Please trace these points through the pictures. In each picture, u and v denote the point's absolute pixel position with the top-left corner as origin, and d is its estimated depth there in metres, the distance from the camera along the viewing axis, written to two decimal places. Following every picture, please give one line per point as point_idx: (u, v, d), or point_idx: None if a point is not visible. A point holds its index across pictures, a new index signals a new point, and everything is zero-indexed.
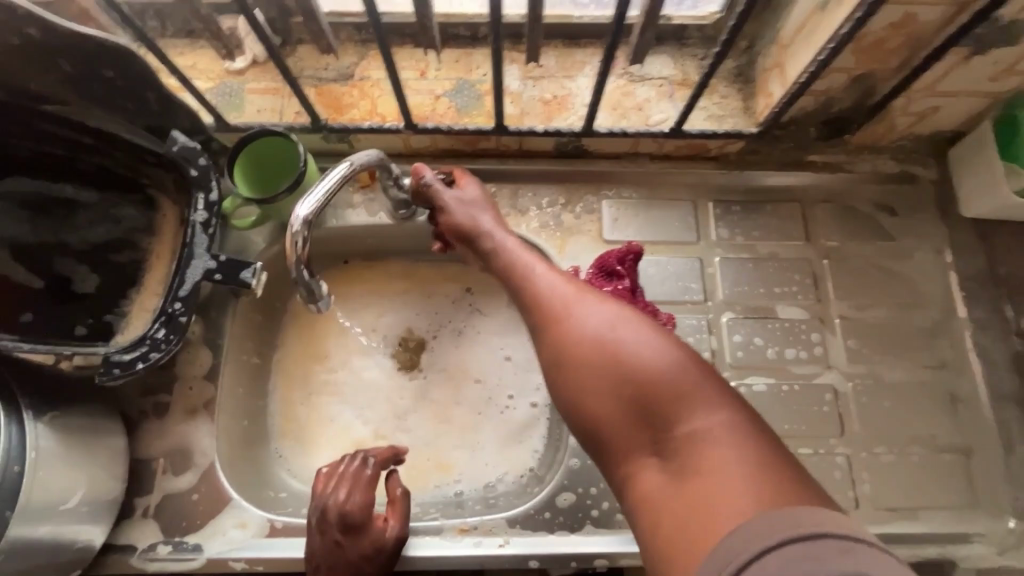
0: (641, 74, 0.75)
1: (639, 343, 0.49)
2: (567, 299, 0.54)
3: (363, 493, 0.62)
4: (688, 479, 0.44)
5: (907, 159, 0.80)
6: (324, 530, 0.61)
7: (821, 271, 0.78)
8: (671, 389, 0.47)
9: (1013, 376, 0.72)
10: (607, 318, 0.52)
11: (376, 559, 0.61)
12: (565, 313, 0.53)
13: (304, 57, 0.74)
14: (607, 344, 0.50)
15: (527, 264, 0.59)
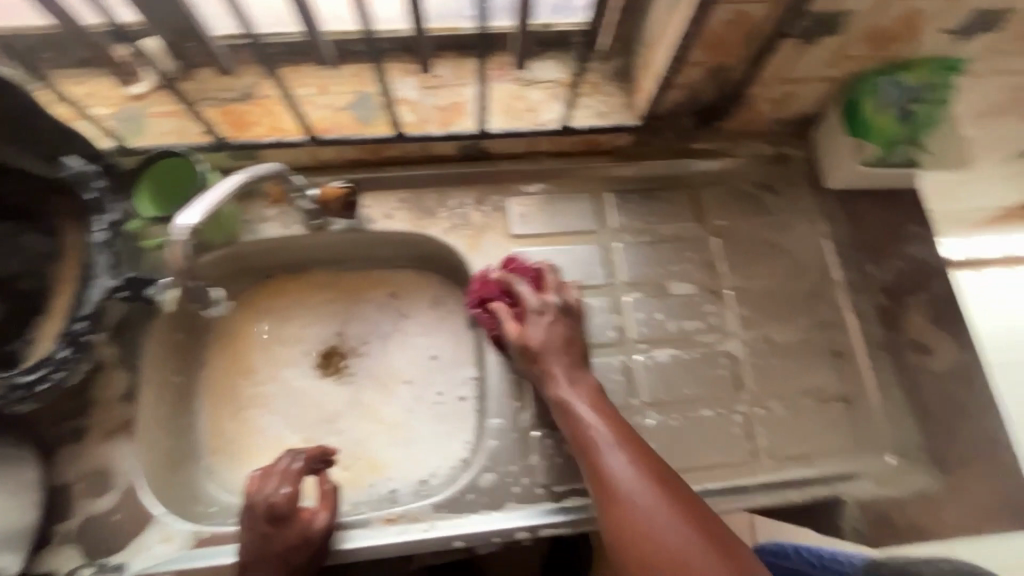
0: (531, 77, 0.81)
1: (678, 521, 0.55)
2: (621, 475, 0.59)
3: (290, 488, 0.65)
4: None
5: (779, 142, 0.88)
6: (251, 525, 0.63)
7: (711, 247, 0.85)
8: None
9: (883, 326, 0.78)
10: (656, 505, 0.56)
11: (304, 548, 0.63)
12: (612, 477, 0.60)
13: (205, 79, 0.76)
14: (650, 520, 0.56)
15: (576, 406, 0.66)
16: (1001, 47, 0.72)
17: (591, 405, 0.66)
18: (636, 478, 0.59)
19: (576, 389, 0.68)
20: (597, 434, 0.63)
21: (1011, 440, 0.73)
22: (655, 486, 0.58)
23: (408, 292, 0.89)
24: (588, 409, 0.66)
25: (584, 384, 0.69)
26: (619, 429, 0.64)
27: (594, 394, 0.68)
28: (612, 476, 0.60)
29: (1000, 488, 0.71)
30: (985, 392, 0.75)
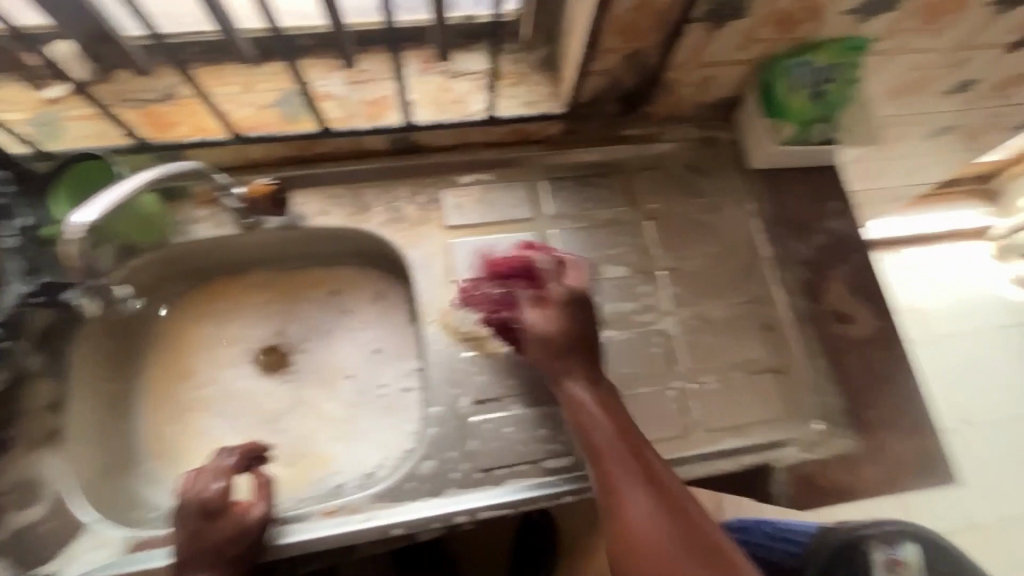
0: (458, 70, 0.82)
1: (683, 540, 0.55)
2: (628, 495, 0.59)
3: (224, 482, 0.65)
4: None
5: (704, 127, 0.91)
6: (185, 524, 0.63)
7: (644, 229, 0.87)
8: None
9: (806, 298, 0.81)
10: (651, 521, 0.56)
11: (240, 540, 0.64)
12: (624, 491, 0.59)
13: (125, 82, 0.76)
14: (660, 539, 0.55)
15: (593, 412, 0.65)
16: (899, 25, 0.75)
17: (606, 411, 0.65)
18: (647, 493, 0.58)
19: (590, 396, 0.66)
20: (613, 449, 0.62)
21: (927, 401, 0.77)
22: (666, 504, 0.58)
23: (349, 288, 0.89)
24: (603, 421, 0.64)
25: (585, 383, 0.67)
26: (635, 443, 0.62)
27: (611, 402, 0.66)
28: (625, 491, 0.59)
29: (918, 447, 0.75)
30: (903, 357, 0.78)
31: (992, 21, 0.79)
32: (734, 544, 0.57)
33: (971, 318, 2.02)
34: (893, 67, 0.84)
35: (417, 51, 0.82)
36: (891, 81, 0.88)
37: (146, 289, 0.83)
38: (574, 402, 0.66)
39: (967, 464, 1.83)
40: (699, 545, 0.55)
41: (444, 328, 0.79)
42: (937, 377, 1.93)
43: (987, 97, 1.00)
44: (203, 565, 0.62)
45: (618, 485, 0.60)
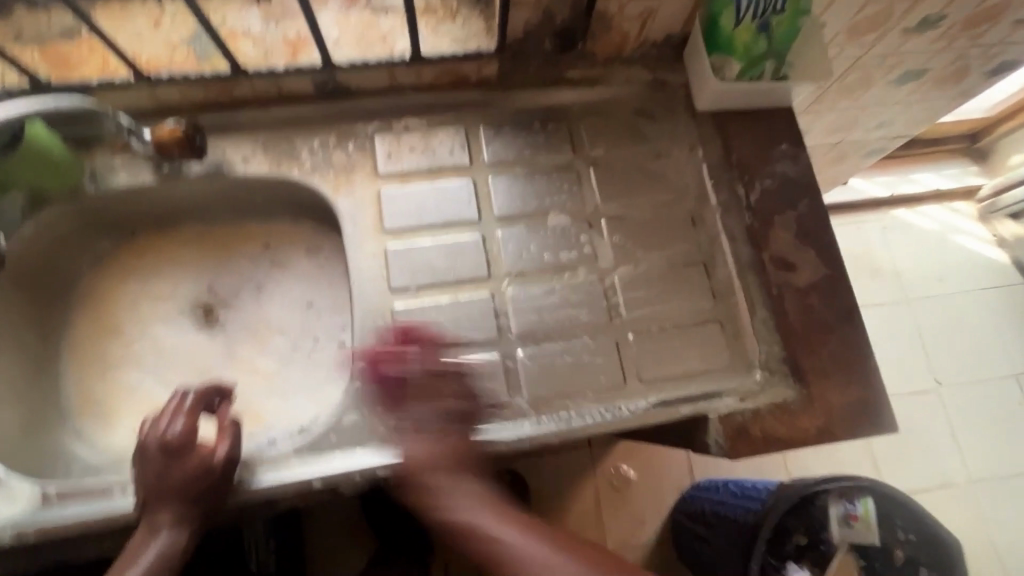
0: (383, 6, 0.79)
1: (570, 571, 0.58)
2: (447, 499, 0.64)
3: (185, 422, 0.64)
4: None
5: (657, 67, 0.85)
6: (147, 462, 0.62)
7: (586, 177, 0.83)
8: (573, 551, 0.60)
9: (751, 247, 0.78)
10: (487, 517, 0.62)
11: (203, 480, 0.62)
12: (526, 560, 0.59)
13: (24, 19, 0.72)
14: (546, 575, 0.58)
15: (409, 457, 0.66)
16: None
17: (486, 504, 0.64)
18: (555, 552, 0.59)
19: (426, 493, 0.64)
20: (510, 532, 0.61)
21: (870, 349, 0.74)
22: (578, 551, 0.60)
23: (282, 243, 0.86)
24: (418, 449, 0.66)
25: (468, 491, 0.64)
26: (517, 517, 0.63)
27: (474, 485, 0.65)
28: (527, 558, 0.59)
29: (856, 396, 0.73)
30: (848, 304, 0.75)
31: None
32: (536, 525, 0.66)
33: (951, 281, 1.99)
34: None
35: None
36: (847, 16, 0.83)
37: (67, 243, 0.80)
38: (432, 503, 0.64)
39: (942, 425, 1.82)
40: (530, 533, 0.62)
41: (373, 280, 0.76)
42: (916, 340, 1.92)
43: (957, 36, 0.95)
44: (168, 502, 0.61)
45: (514, 552, 0.60)
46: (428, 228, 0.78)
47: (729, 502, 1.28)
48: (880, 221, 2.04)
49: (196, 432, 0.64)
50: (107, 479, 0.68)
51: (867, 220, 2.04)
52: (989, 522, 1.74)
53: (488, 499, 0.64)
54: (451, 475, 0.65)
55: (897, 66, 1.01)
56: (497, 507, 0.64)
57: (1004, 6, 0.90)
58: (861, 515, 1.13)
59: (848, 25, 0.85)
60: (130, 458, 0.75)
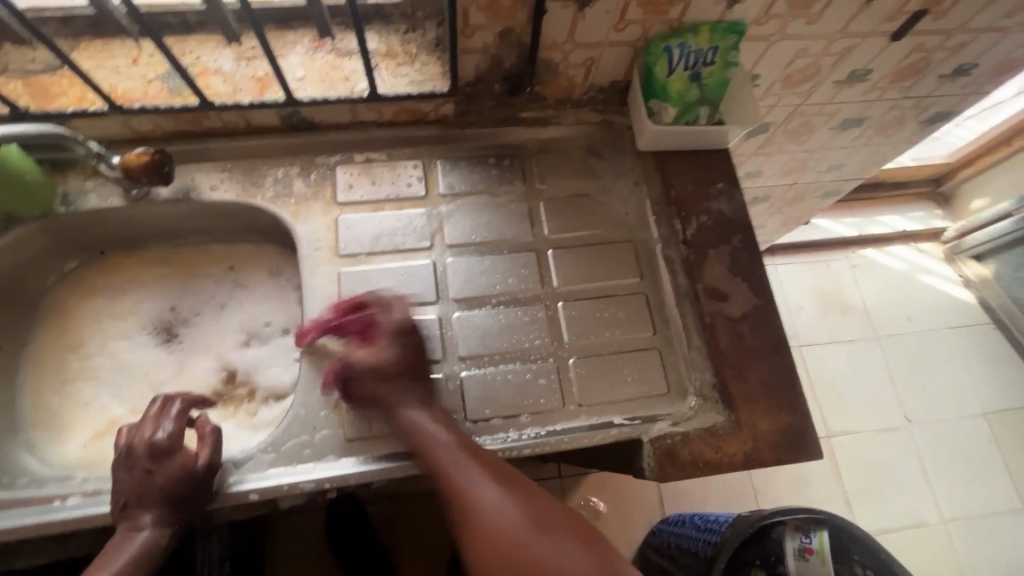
0: (348, 49, 0.84)
1: (520, 509, 0.63)
2: (435, 437, 0.68)
3: (171, 425, 0.65)
4: (524, 554, 0.60)
5: (605, 109, 0.91)
6: (131, 465, 0.63)
7: (535, 208, 0.87)
8: (490, 496, 0.64)
9: (687, 278, 0.82)
10: (461, 452, 0.67)
11: (186, 483, 0.64)
12: (503, 518, 0.62)
13: (9, 53, 0.78)
14: (517, 539, 0.60)
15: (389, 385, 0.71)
16: (770, 9, 0.77)
17: (470, 461, 0.66)
18: (519, 508, 0.63)
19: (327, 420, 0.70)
20: (467, 477, 0.65)
21: (796, 379, 0.77)
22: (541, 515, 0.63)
23: (246, 265, 0.90)
24: (404, 377, 0.72)
25: (436, 410, 0.71)
26: (496, 471, 0.66)
27: (449, 421, 0.71)
28: (460, 472, 0.65)
29: (782, 423, 0.75)
30: (775, 335, 0.79)
31: (864, 8, 0.81)
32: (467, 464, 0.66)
33: (920, 319, 2.04)
34: (775, 53, 0.86)
35: (310, 31, 0.85)
36: (778, 68, 0.90)
37: (35, 259, 0.84)
38: (407, 430, 0.69)
39: (912, 462, 1.83)
40: (490, 474, 0.66)
41: (326, 301, 0.79)
42: (885, 376, 1.94)
43: (887, 88, 1.02)
44: (152, 504, 0.62)
45: (467, 477, 0.65)
46: (381, 255, 0.82)
47: (692, 535, 1.26)
48: (848, 260, 2.10)
49: (181, 437, 0.66)
50: (48, 491, 0.69)
51: (836, 258, 2.10)
52: (962, 562, 1.72)
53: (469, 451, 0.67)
54: (440, 426, 0.69)
55: (837, 114, 1.08)
56: (475, 459, 0.67)
57: (927, 63, 0.97)
58: (816, 549, 1.13)
59: (781, 76, 0.92)
60: (78, 471, 0.77)
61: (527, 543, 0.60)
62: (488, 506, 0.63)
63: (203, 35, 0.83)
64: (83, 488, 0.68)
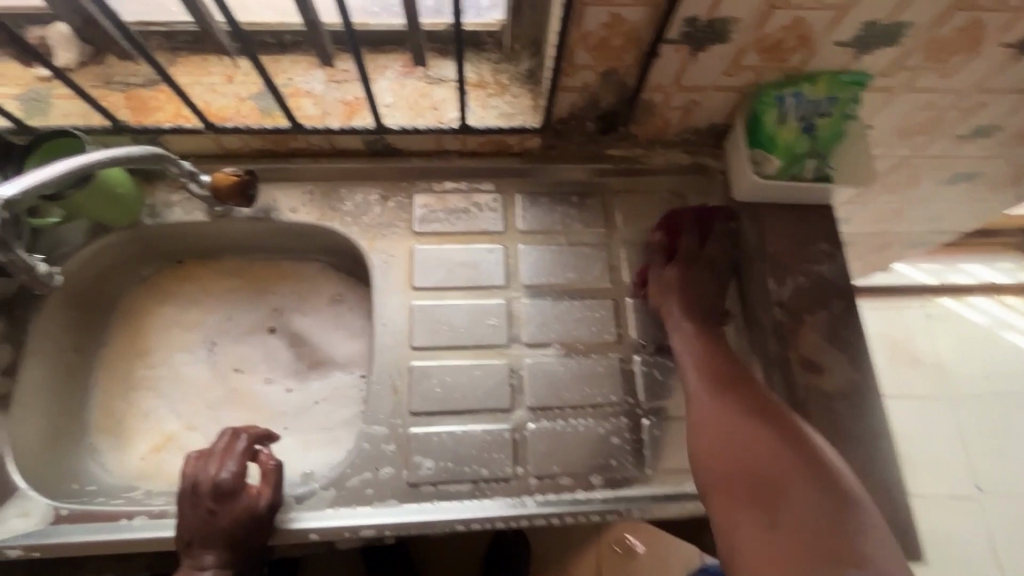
0: (438, 76, 0.82)
1: (734, 405, 0.65)
2: (704, 330, 0.74)
3: (235, 465, 0.64)
4: (721, 435, 0.63)
5: (697, 152, 0.86)
6: (196, 503, 0.62)
7: (615, 254, 0.82)
8: (711, 386, 0.68)
9: (778, 344, 0.76)
10: (695, 347, 0.72)
11: (248, 524, 0.63)
12: (710, 410, 0.66)
13: (113, 66, 0.80)
14: (726, 423, 0.63)
15: (651, 291, 0.78)
16: (902, 61, 0.70)
17: (713, 377, 0.69)
18: (752, 417, 0.63)
19: (694, 333, 0.73)
20: (744, 423, 0.63)
21: (895, 468, 0.71)
22: (808, 461, 0.58)
23: (315, 284, 0.90)
24: (661, 278, 0.78)
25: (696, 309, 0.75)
26: (812, 448, 0.59)
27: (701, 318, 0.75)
28: (684, 356, 0.72)
29: (879, 518, 0.69)
30: (875, 417, 0.72)
31: (1009, 64, 0.73)
32: (702, 353, 0.71)
33: (1000, 380, 1.87)
34: (896, 106, 0.79)
35: (402, 55, 0.84)
36: (894, 121, 0.82)
37: (116, 267, 0.85)
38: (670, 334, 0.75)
39: (981, 537, 1.69)
40: (725, 371, 0.69)
41: (395, 335, 0.77)
42: (957, 439, 1.80)
43: (1010, 145, 0.93)
44: (213, 544, 0.62)
45: (689, 362, 0.72)
46: (453, 290, 0.80)
47: None
48: (923, 308, 1.96)
49: (245, 475, 0.64)
50: (114, 505, 0.69)
51: (911, 305, 1.96)
52: None
53: (773, 420, 0.62)
54: (693, 329, 0.74)
55: (948, 168, 0.99)
56: (713, 371, 0.69)
57: None
58: None
59: (897, 128, 0.84)
60: (142, 482, 0.78)
61: (736, 429, 0.62)
62: (701, 398, 0.68)
63: (296, 55, 0.82)
64: (149, 507, 0.68)
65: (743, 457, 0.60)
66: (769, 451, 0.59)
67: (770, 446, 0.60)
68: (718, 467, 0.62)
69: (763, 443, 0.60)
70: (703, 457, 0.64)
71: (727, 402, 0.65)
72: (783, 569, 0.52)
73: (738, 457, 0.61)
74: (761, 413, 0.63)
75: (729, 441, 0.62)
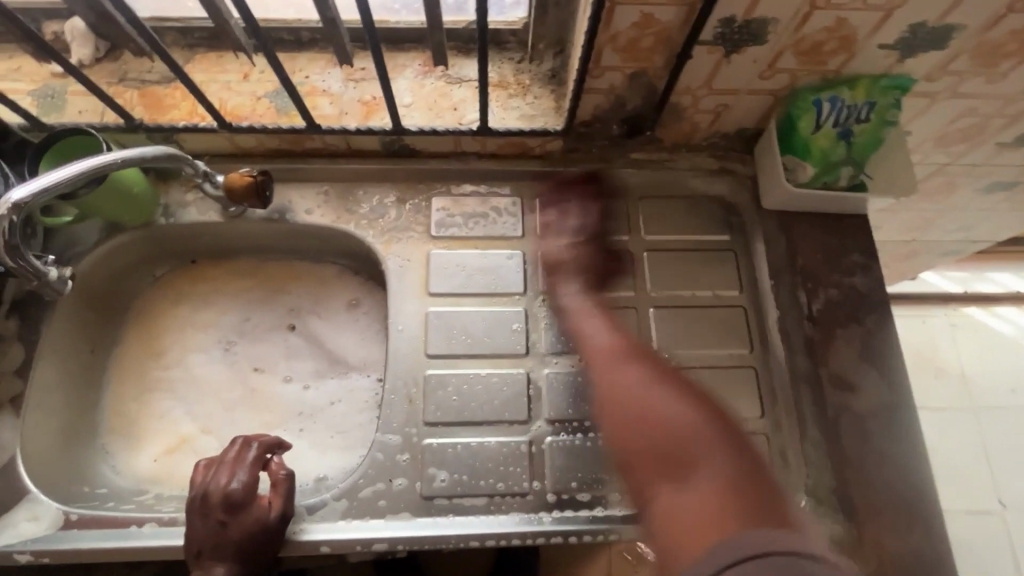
0: (458, 76, 0.80)
1: (641, 374, 0.61)
2: (598, 309, 0.71)
3: (245, 475, 0.62)
4: (627, 405, 0.59)
5: (726, 157, 0.82)
6: (206, 513, 0.61)
7: (638, 262, 0.79)
8: (614, 356, 0.64)
9: (807, 359, 0.73)
10: (602, 324, 0.68)
11: (259, 536, 0.62)
12: (618, 380, 0.61)
13: (129, 63, 0.78)
14: (634, 393, 0.59)
15: (558, 266, 0.75)
16: (948, 65, 0.67)
17: (621, 347, 0.65)
18: (656, 383, 0.59)
19: (592, 311, 0.70)
20: (650, 392, 0.58)
21: (930, 493, 0.67)
22: (717, 423, 0.55)
23: (328, 286, 0.88)
24: (564, 250, 0.75)
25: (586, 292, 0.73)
26: (714, 408, 0.57)
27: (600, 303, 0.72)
28: (591, 332, 0.68)
29: (912, 546, 0.66)
30: (909, 439, 0.69)
31: None
32: (608, 327, 0.68)
33: None
34: (938, 112, 0.75)
35: (421, 53, 0.81)
36: (935, 128, 0.78)
37: (129, 266, 0.84)
38: (567, 313, 0.72)
39: (1003, 554, 1.64)
40: (631, 344, 0.65)
41: (409, 342, 0.75)
42: (980, 453, 1.75)
43: None
44: (223, 556, 0.60)
45: (596, 335, 0.67)
46: (469, 297, 0.77)
47: None
48: (947, 317, 1.90)
49: (256, 486, 0.63)
50: (124, 511, 0.69)
51: (935, 314, 1.91)
52: None
53: (671, 382, 0.59)
54: (594, 309, 0.70)
55: (987, 176, 0.95)
56: (622, 341, 0.65)
57: None
58: None
59: (937, 135, 0.80)
60: (152, 485, 0.77)
61: (644, 397, 0.58)
62: (609, 369, 0.63)
63: (313, 53, 0.80)
64: (158, 513, 0.67)
65: (648, 426, 0.56)
66: (676, 414, 0.56)
67: (678, 407, 0.56)
68: (628, 441, 0.57)
69: (673, 410, 0.56)
70: (611, 434, 0.59)
71: (633, 371, 0.61)
72: (707, 531, 0.46)
73: (644, 426, 0.56)
74: (672, 381, 0.60)
75: (633, 411, 0.58)
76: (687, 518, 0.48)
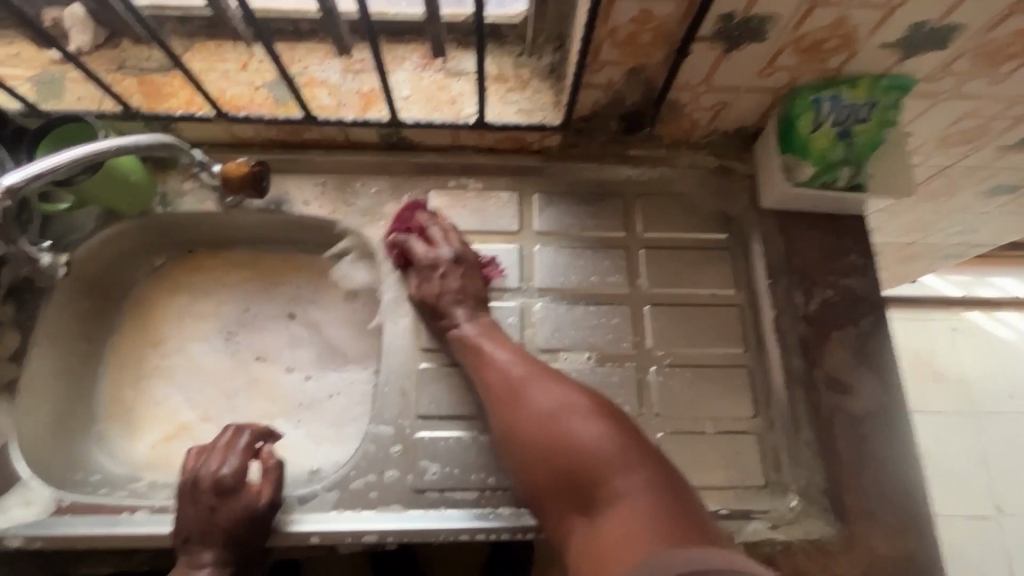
0: (457, 69, 0.80)
1: (548, 400, 0.61)
2: (494, 333, 0.70)
3: (235, 462, 0.63)
4: (541, 436, 0.60)
5: (725, 155, 0.82)
6: (197, 498, 0.62)
7: (635, 258, 0.79)
8: (520, 385, 0.64)
9: (802, 359, 0.73)
10: (512, 351, 0.68)
11: (248, 523, 0.62)
12: (526, 412, 0.62)
13: (128, 50, 0.78)
14: (544, 423, 0.60)
15: (444, 301, 0.73)
16: (949, 66, 0.66)
17: (530, 373, 0.65)
18: (562, 408, 0.60)
19: (489, 334, 0.70)
20: (563, 420, 0.59)
21: (921, 495, 0.67)
22: (630, 439, 0.57)
23: (323, 278, 0.88)
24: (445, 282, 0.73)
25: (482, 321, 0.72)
26: (625, 424, 0.59)
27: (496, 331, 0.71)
28: (494, 363, 0.67)
29: (902, 548, 0.66)
30: (901, 441, 0.69)
31: None
32: (517, 354, 0.67)
33: None
34: (939, 113, 0.74)
35: (420, 45, 0.81)
36: (936, 129, 0.78)
37: (126, 255, 0.84)
38: (465, 343, 0.70)
39: (998, 560, 1.64)
40: (535, 369, 0.65)
41: (403, 335, 0.75)
42: (978, 458, 1.74)
43: None
44: (213, 542, 0.61)
45: (505, 366, 0.66)
46: None
47: None
48: (947, 321, 1.89)
49: (246, 473, 0.64)
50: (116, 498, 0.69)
51: (935, 318, 1.90)
52: None
53: (580, 400, 0.61)
54: (497, 337, 0.70)
55: (988, 179, 0.94)
56: (529, 367, 0.65)
57: None
58: None
59: (938, 136, 0.80)
60: (146, 473, 0.77)
61: (556, 426, 0.59)
62: (520, 400, 0.63)
63: (311, 43, 0.80)
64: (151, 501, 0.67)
65: (564, 455, 0.57)
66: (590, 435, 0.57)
67: (593, 431, 0.58)
68: (548, 470, 0.59)
69: (586, 433, 0.57)
70: (531, 465, 0.60)
71: (543, 398, 0.62)
72: (630, 540, 0.49)
73: (562, 452, 0.58)
74: (582, 401, 0.61)
75: (550, 438, 0.59)
76: (602, 546, 0.51)
